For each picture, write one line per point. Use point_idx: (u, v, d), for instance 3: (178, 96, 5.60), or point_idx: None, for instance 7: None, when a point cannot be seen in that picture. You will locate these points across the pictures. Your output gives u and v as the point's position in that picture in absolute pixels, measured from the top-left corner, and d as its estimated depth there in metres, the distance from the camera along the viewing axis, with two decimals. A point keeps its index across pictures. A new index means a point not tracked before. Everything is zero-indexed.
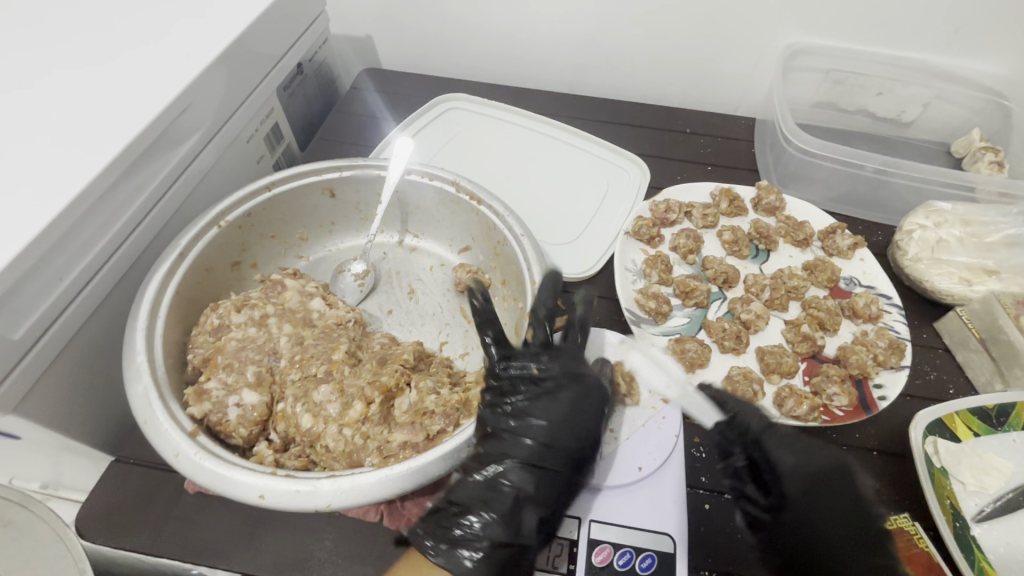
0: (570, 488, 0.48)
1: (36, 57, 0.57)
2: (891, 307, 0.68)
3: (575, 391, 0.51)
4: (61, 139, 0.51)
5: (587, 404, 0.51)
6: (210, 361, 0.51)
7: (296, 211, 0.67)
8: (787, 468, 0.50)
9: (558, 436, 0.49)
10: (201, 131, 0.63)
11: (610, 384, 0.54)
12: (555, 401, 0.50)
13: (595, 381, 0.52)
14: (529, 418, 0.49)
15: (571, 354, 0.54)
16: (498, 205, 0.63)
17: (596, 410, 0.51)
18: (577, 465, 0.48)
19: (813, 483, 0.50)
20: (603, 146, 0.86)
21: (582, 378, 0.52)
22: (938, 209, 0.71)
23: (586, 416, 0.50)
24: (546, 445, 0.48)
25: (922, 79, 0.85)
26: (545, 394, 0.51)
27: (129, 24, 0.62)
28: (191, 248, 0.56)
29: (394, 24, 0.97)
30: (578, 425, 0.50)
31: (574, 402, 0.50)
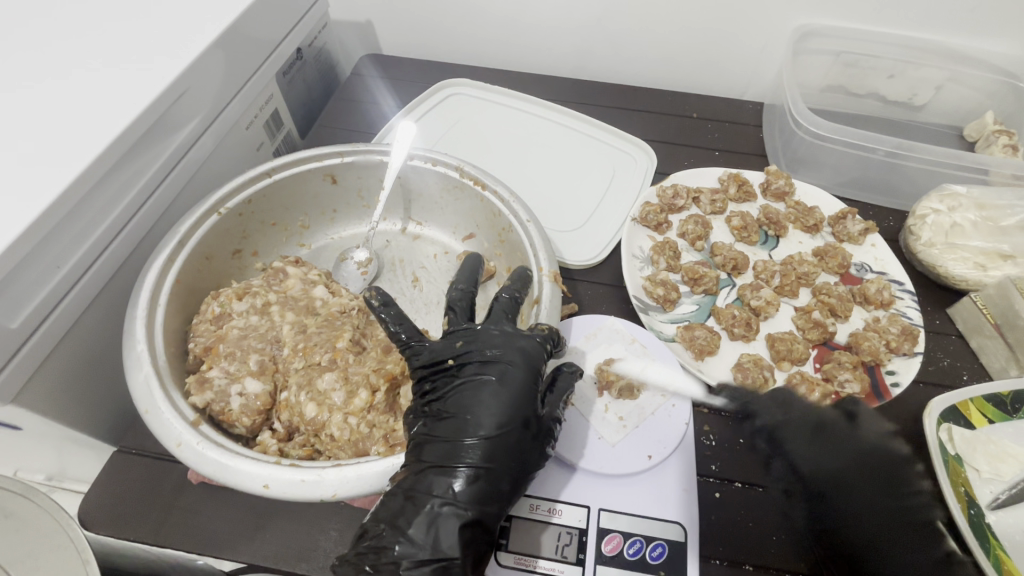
0: (503, 488, 0.43)
1: (25, 40, 0.56)
2: (904, 293, 0.66)
3: (496, 377, 0.46)
4: (54, 124, 0.50)
5: (507, 391, 0.45)
6: (212, 350, 0.50)
7: (296, 198, 0.65)
8: (808, 467, 0.51)
9: (481, 430, 0.43)
10: (199, 117, 0.62)
11: (537, 357, 0.47)
12: (475, 393, 0.45)
13: (519, 362, 0.46)
14: (451, 417, 0.45)
15: (490, 334, 0.48)
16: (503, 191, 0.61)
17: (516, 393, 0.45)
18: (505, 460, 0.43)
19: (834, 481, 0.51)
20: (608, 132, 0.84)
21: (505, 361, 0.46)
22: (952, 192, 0.69)
23: (510, 403, 0.45)
24: (472, 443, 0.43)
25: (934, 61, 0.83)
26: (462, 387, 0.46)
27: (120, 7, 0.60)
28: (191, 235, 0.55)
29: (394, 10, 0.95)
30: (504, 414, 0.44)
31: (498, 390, 0.45)
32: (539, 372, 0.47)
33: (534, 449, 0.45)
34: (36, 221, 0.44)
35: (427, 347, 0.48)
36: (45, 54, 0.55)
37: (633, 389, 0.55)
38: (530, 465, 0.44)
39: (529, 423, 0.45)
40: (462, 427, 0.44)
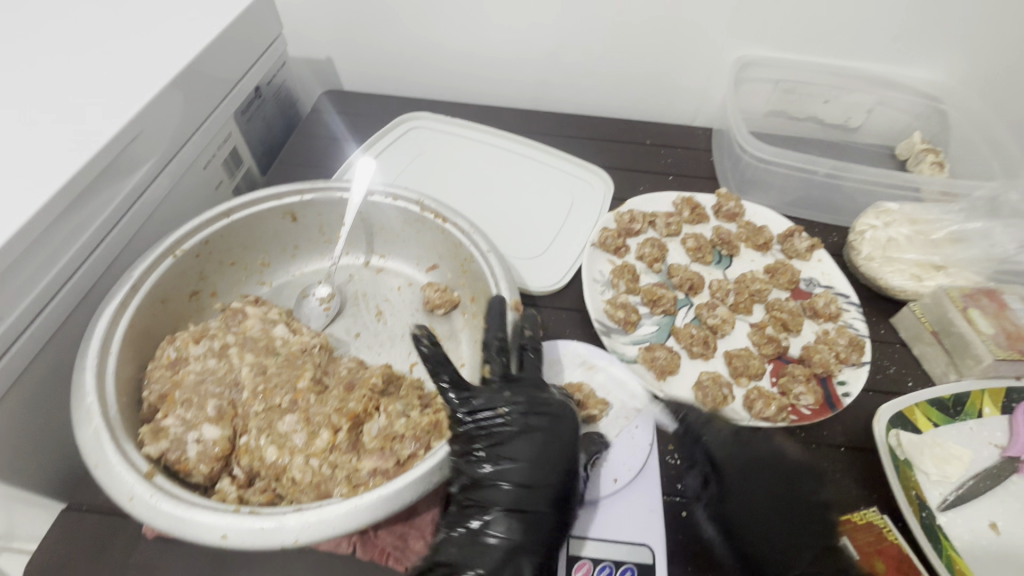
0: (562, 527, 0.47)
1: None
2: (850, 306, 0.70)
3: (552, 424, 0.49)
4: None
5: (557, 443, 0.48)
6: (167, 398, 0.49)
7: (256, 237, 0.65)
8: (728, 463, 0.53)
9: (547, 476, 0.47)
10: (155, 158, 0.62)
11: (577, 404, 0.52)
12: (534, 439, 0.48)
13: (571, 423, 0.50)
14: (512, 464, 0.47)
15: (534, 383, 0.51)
16: (464, 223, 0.63)
17: (572, 439, 0.49)
18: (570, 502, 0.47)
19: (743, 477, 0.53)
20: (566, 160, 0.87)
21: (560, 419, 0.49)
22: (886, 209, 0.74)
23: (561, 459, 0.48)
24: (537, 488, 0.46)
25: (864, 87, 0.90)
26: (519, 435, 0.48)
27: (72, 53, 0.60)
28: (145, 279, 0.54)
29: (354, 47, 0.97)
30: (556, 469, 0.47)
31: (551, 446, 0.48)
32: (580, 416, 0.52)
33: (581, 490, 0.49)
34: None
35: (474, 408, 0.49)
36: None
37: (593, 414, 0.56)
38: (579, 508, 0.48)
39: (576, 476, 0.48)
40: (514, 479, 0.46)
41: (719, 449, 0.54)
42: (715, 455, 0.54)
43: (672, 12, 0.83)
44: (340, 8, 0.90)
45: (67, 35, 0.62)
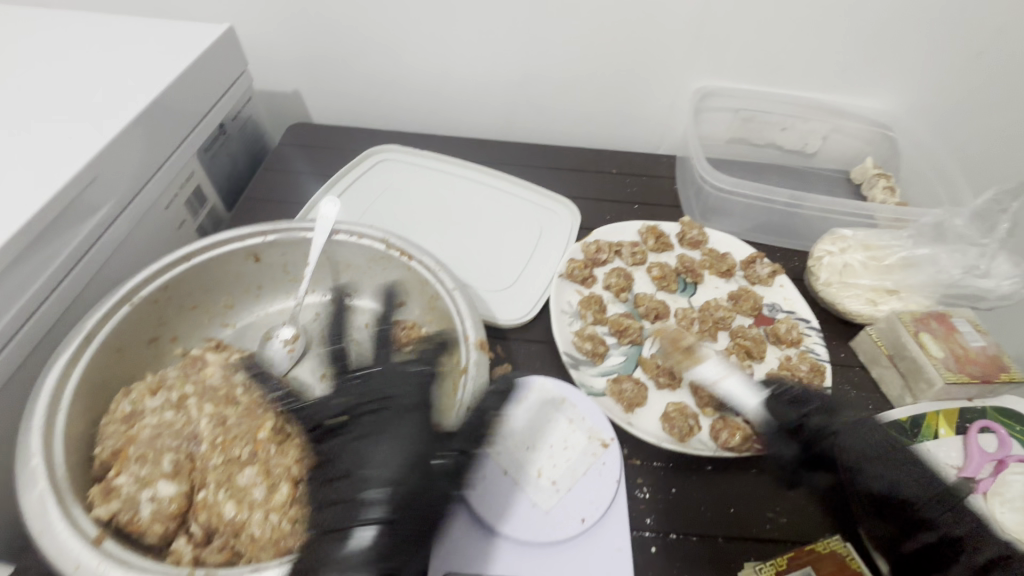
0: (407, 537, 0.43)
1: None
2: (811, 330, 0.72)
3: (387, 431, 0.49)
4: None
5: (393, 446, 0.48)
6: (121, 454, 0.47)
7: (218, 279, 0.64)
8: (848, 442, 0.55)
9: (385, 479, 0.46)
10: (112, 202, 0.61)
11: (418, 400, 0.52)
12: (371, 447, 0.48)
13: (416, 404, 0.51)
14: (344, 477, 0.46)
15: (400, 386, 0.53)
16: (429, 260, 0.63)
17: (404, 440, 0.48)
18: (414, 505, 0.45)
19: (859, 477, 0.54)
20: (533, 190, 0.88)
21: (381, 405, 0.51)
22: (841, 235, 0.76)
23: (404, 441, 0.48)
24: (368, 497, 0.45)
25: (818, 115, 0.93)
26: (356, 444, 0.49)
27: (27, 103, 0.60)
28: (99, 329, 0.53)
29: (322, 81, 0.98)
30: (405, 451, 0.48)
31: (395, 429, 0.49)
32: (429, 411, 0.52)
33: (445, 496, 0.47)
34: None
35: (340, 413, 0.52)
36: None
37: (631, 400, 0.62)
38: (436, 510, 0.45)
39: (407, 481, 0.46)
40: (383, 464, 0.47)
41: (849, 444, 0.55)
42: (847, 451, 0.55)
43: (629, 47, 0.86)
44: (305, 43, 0.91)
45: (27, 91, 0.64)
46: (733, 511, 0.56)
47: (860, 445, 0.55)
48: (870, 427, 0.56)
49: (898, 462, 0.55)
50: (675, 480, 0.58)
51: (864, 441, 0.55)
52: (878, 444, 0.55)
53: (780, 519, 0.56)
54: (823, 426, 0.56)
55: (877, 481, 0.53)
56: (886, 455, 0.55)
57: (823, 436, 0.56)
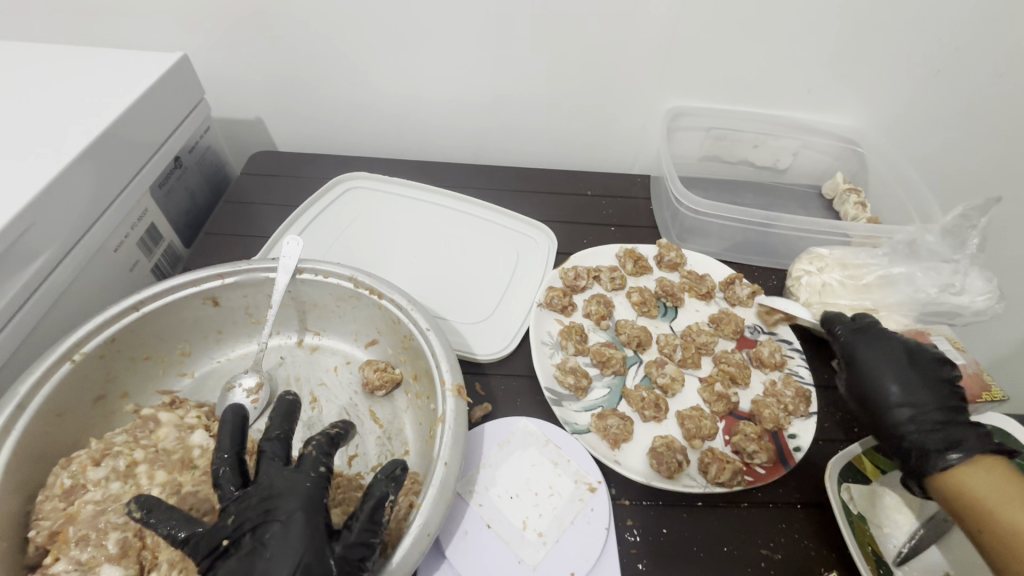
0: None
1: None
2: (793, 352, 0.71)
3: (275, 533, 0.41)
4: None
5: (284, 555, 0.40)
6: (61, 536, 0.43)
7: (173, 326, 0.60)
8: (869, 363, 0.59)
9: None
10: (53, 248, 0.56)
11: (314, 495, 0.44)
12: (259, 562, 0.39)
13: (295, 501, 0.43)
14: None
15: (278, 485, 0.44)
16: (400, 298, 0.60)
17: (300, 542, 0.40)
18: None
19: (866, 386, 0.59)
20: (508, 216, 0.86)
21: (269, 511, 0.42)
22: (818, 254, 0.76)
23: (291, 544, 0.40)
24: None
25: (788, 132, 0.94)
26: (243, 560, 0.40)
27: None
28: (35, 394, 0.48)
29: (285, 108, 0.94)
30: (300, 560, 0.39)
31: (288, 535, 0.41)
32: (320, 508, 0.44)
33: None
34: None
35: (198, 531, 0.41)
36: None
37: (614, 438, 0.60)
38: None
39: None
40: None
41: (861, 359, 0.60)
42: (860, 364, 0.59)
43: (599, 69, 0.85)
44: (265, 69, 0.87)
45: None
46: (727, 549, 0.54)
47: (877, 363, 0.59)
48: (888, 342, 0.60)
49: (924, 381, 0.57)
50: (666, 519, 0.55)
51: (886, 358, 0.58)
52: (899, 355, 0.59)
53: (775, 555, 0.54)
54: (850, 341, 0.62)
55: (876, 384, 0.58)
56: (904, 370, 0.57)
57: (847, 347, 0.62)
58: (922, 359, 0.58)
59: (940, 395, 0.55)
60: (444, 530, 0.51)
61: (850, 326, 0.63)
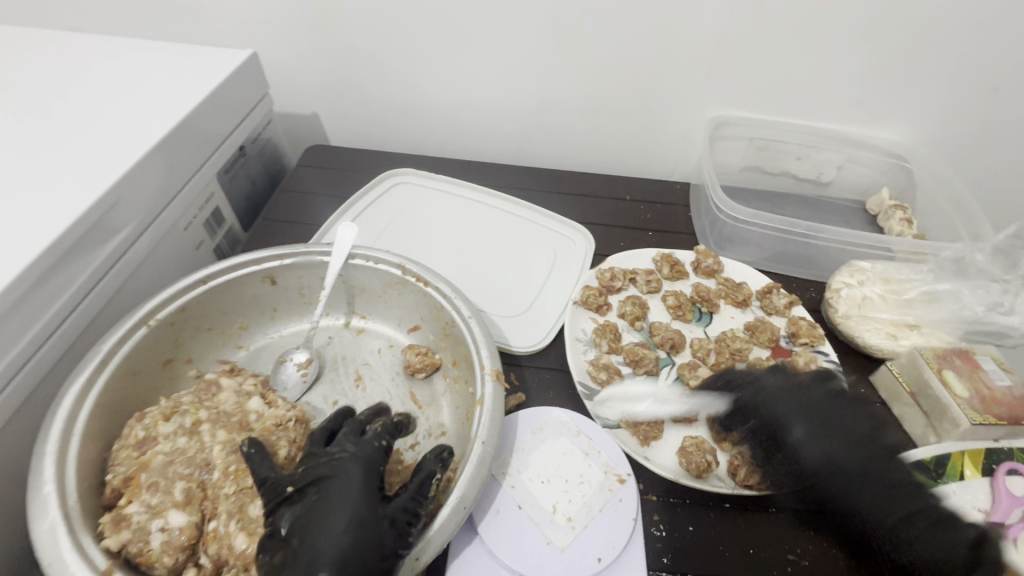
0: None
1: None
2: (830, 364, 0.71)
3: (335, 486, 0.45)
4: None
5: (340, 505, 0.43)
6: (133, 481, 0.47)
7: (235, 302, 0.65)
8: (815, 455, 0.54)
9: (338, 541, 0.41)
10: (133, 224, 0.62)
11: (371, 459, 0.48)
12: (319, 509, 0.43)
13: (354, 461, 0.47)
14: (293, 544, 0.41)
15: (341, 450, 0.49)
16: (445, 287, 0.63)
17: (355, 497, 0.44)
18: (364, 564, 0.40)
19: (821, 483, 0.54)
20: (548, 217, 0.88)
21: (332, 468, 0.46)
22: (859, 267, 0.76)
23: (350, 496, 0.44)
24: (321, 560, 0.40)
25: (833, 146, 0.93)
26: (303, 508, 0.43)
27: (63, 132, 0.63)
28: (115, 352, 0.53)
29: (340, 104, 0.99)
30: (354, 512, 0.43)
31: (346, 489, 0.44)
32: (376, 470, 0.47)
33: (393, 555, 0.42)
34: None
35: (273, 476, 0.47)
36: None
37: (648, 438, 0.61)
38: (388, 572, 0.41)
39: (356, 542, 0.41)
40: (326, 523, 0.42)
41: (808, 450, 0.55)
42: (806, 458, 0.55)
43: (643, 77, 0.87)
44: (324, 68, 0.92)
45: (56, 114, 0.65)
46: (753, 551, 0.54)
47: (822, 453, 0.54)
48: (830, 424, 0.56)
49: (886, 466, 0.54)
50: (693, 517, 0.56)
51: (838, 446, 0.54)
52: (853, 442, 0.55)
53: (803, 561, 0.54)
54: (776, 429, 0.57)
55: (814, 461, 0.54)
56: (865, 460, 0.54)
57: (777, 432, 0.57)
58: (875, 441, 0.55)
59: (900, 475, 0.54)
60: (477, 508, 0.54)
61: (773, 390, 0.59)
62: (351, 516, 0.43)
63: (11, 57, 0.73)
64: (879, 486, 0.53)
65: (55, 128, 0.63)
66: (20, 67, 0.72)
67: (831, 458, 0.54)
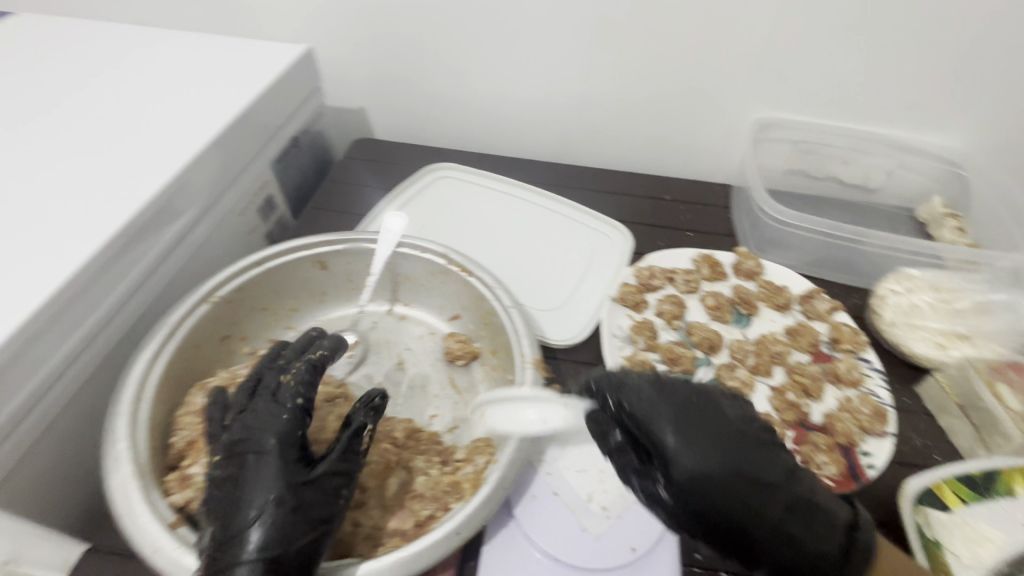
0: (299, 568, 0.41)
1: (44, 152, 0.61)
2: (873, 371, 0.69)
3: (251, 462, 0.44)
4: (42, 240, 0.52)
5: (258, 480, 0.43)
6: (195, 445, 0.50)
7: (288, 284, 0.68)
8: (676, 451, 0.45)
9: (257, 516, 0.42)
10: (197, 207, 0.66)
11: (287, 426, 0.47)
12: (238, 484, 0.43)
13: (269, 432, 0.46)
14: (219, 517, 0.42)
15: (253, 418, 0.48)
16: (487, 277, 0.65)
17: (273, 470, 0.44)
18: (292, 534, 0.42)
19: (698, 483, 0.44)
20: (587, 214, 0.89)
21: (248, 441, 0.46)
22: (907, 275, 0.74)
23: (268, 472, 0.44)
24: (246, 535, 0.41)
25: (883, 151, 0.91)
26: (228, 484, 0.44)
27: (135, 119, 0.67)
28: (180, 326, 0.57)
29: (386, 99, 1.02)
30: (274, 485, 0.43)
31: (262, 464, 0.44)
32: (293, 437, 0.47)
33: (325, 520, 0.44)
34: (14, 332, 0.45)
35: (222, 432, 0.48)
36: (61, 164, 0.60)
37: None
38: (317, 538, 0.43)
39: (273, 515, 0.42)
40: (243, 510, 0.42)
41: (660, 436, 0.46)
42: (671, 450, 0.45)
43: (688, 77, 0.87)
44: (374, 63, 0.96)
45: (129, 102, 0.69)
46: None
47: (687, 445, 0.45)
48: (699, 414, 0.47)
49: (726, 458, 0.45)
50: None
51: (679, 434, 0.45)
52: (685, 430, 0.46)
53: None
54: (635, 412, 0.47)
55: (697, 463, 0.44)
56: (695, 444, 0.45)
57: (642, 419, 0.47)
58: (713, 425, 0.46)
59: (694, 455, 0.44)
60: (514, 492, 0.55)
61: (640, 379, 0.49)
62: (265, 490, 0.43)
63: (88, 47, 0.78)
64: (706, 481, 0.44)
65: (128, 115, 0.67)
66: (96, 56, 0.77)
67: (693, 451, 0.45)
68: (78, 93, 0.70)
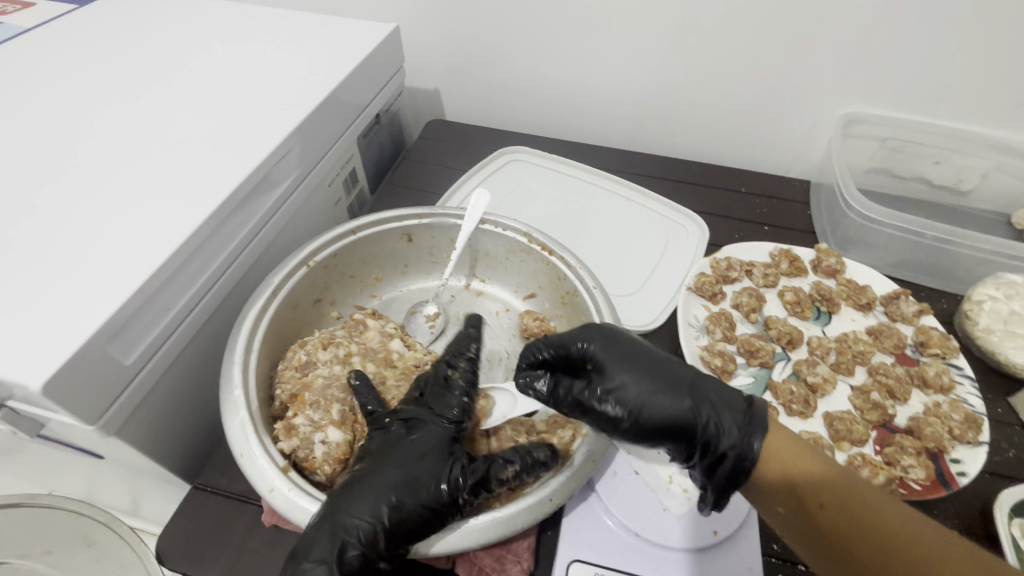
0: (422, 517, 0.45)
1: (164, 117, 0.66)
2: (964, 378, 0.66)
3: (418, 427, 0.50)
4: (164, 199, 0.56)
5: (424, 441, 0.49)
6: (298, 398, 0.53)
7: (374, 254, 0.70)
8: (616, 370, 0.49)
9: (412, 466, 0.47)
10: (294, 176, 0.69)
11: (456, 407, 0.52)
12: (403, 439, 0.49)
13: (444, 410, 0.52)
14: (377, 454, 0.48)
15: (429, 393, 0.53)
16: (570, 257, 0.65)
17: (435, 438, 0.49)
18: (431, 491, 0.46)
19: (643, 402, 0.47)
20: (662, 203, 0.88)
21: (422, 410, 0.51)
22: (1007, 281, 0.71)
23: (433, 437, 0.49)
24: (398, 473, 0.46)
25: (981, 151, 0.86)
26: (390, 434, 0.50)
27: (242, 90, 0.70)
28: (282, 286, 0.60)
29: (462, 79, 1.03)
30: (433, 448, 0.48)
31: (426, 430, 0.50)
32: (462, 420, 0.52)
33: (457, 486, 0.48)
34: (145, 282, 0.49)
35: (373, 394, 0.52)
36: (180, 130, 0.64)
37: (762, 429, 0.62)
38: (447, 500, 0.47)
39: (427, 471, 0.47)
40: (394, 479, 0.46)
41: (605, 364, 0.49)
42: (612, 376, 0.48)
43: (774, 67, 0.84)
44: (453, 45, 0.97)
45: (236, 72, 0.73)
46: None
47: (620, 365, 0.49)
48: (633, 347, 0.50)
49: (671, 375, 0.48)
50: None
51: (625, 359, 0.49)
52: (643, 353, 0.50)
53: None
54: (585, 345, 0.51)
55: (639, 374, 0.48)
56: (649, 365, 0.49)
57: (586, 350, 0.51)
58: (617, 351, 0.50)
59: (638, 360, 0.49)
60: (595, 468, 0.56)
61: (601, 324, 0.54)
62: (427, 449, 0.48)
63: (195, 20, 0.82)
64: (649, 397, 0.47)
65: (233, 86, 0.71)
66: (203, 29, 0.81)
67: (619, 375, 0.48)
68: (191, 62, 0.74)
